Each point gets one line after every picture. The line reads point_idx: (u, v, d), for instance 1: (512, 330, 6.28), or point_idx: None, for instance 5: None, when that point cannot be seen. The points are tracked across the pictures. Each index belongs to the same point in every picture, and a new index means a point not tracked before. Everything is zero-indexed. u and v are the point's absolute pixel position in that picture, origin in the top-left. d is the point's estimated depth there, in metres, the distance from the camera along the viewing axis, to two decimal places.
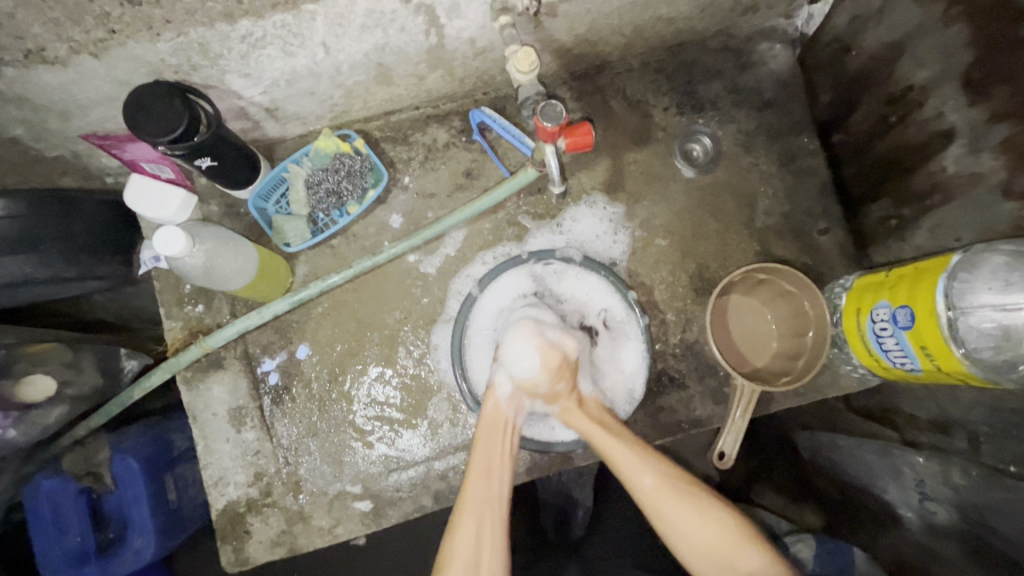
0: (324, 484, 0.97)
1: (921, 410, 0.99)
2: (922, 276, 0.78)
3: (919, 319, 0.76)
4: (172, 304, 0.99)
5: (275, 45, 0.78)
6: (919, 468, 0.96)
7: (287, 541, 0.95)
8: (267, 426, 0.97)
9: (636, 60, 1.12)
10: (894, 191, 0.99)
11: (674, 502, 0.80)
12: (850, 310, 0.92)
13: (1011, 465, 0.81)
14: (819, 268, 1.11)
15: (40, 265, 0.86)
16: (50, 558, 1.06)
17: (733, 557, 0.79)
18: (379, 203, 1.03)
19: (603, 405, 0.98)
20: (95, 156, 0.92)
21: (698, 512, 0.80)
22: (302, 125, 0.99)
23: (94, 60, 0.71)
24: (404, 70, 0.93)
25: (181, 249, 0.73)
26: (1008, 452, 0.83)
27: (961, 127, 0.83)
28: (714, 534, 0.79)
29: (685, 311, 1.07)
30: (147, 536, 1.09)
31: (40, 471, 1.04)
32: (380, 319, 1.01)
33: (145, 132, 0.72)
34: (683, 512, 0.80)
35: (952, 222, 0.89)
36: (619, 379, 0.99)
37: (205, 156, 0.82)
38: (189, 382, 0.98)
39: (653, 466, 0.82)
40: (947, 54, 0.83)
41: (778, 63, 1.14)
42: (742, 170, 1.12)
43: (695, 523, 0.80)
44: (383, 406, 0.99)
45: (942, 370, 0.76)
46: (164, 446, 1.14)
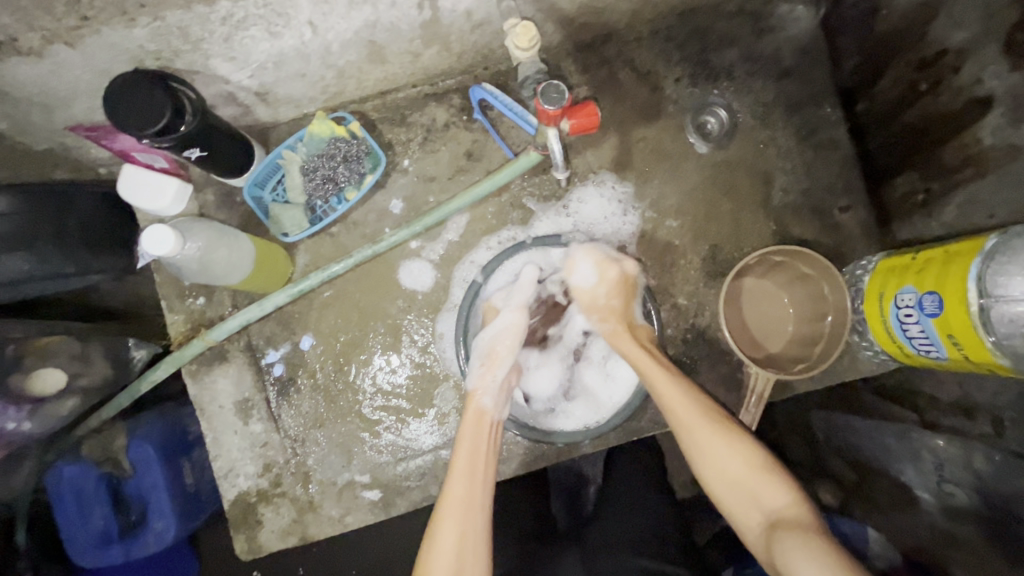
0: (333, 474, 0.97)
1: (943, 392, 0.97)
2: (953, 261, 0.73)
3: (949, 306, 0.72)
4: (173, 297, 0.97)
5: (258, 26, 0.73)
6: (938, 451, 0.94)
7: (298, 530, 0.96)
8: (273, 418, 0.97)
9: (646, 27, 1.05)
10: (924, 163, 0.93)
11: (698, 427, 0.83)
12: (873, 294, 0.87)
13: None
14: (838, 248, 1.06)
15: (39, 263, 0.84)
16: (76, 541, 1.08)
17: (710, 440, 0.82)
18: (378, 188, 0.99)
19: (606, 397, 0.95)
20: (85, 149, 0.90)
21: (674, 383, 0.85)
22: (295, 108, 0.95)
23: (70, 49, 0.68)
24: (398, 47, 0.87)
25: (169, 249, 0.70)
26: None
27: (1002, 93, 0.78)
28: (698, 413, 0.83)
29: (697, 294, 1.03)
30: (167, 518, 1.10)
31: (59, 459, 1.07)
32: (383, 308, 0.99)
33: (126, 125, 0.68)
34: (662, 376, 0.85)
35: (986, 198, 0.84)
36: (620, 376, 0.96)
37: (194, 147, 0.78)
38: (194, 376, 0.97)
39: (689, 394, 0.84)
40: (988, 14, 0.78)
41: (800, 27, 1.06)
42: (759, 143, 1.06)
43: (725, 452, 0.81)
44: (389, 396, 0.98)
45: (971, 360, 0.72)
46: (178, 432, 1.15)
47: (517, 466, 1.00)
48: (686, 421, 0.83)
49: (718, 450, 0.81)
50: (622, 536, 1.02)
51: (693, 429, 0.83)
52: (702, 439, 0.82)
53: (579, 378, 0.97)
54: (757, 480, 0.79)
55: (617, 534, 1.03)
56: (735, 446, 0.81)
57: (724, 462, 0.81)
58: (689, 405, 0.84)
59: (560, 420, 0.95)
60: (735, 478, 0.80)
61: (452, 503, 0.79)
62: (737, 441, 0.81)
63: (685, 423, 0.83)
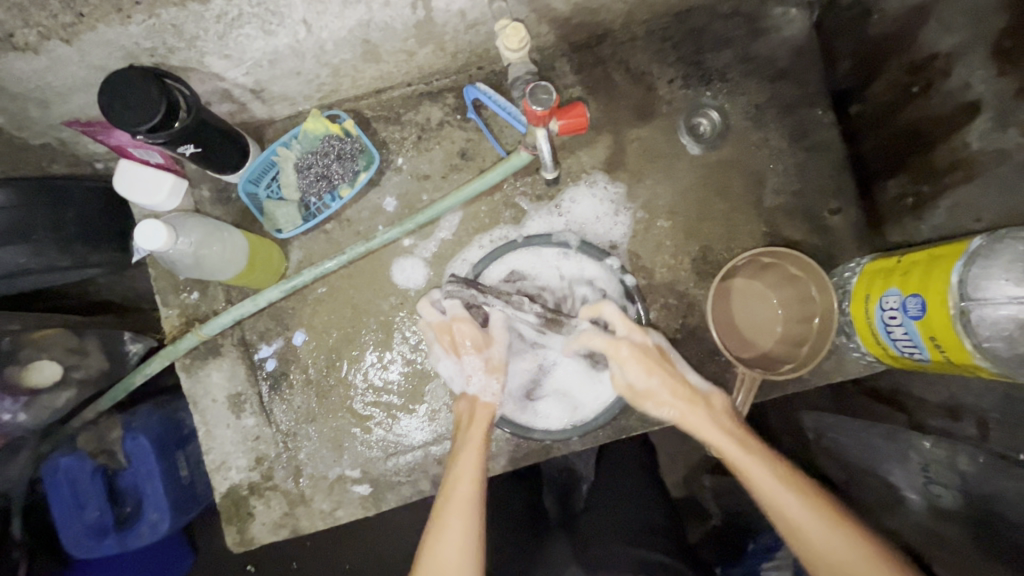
0: (324, 468, 0.98)
1: (930, 394, 0.97)
2: (936, 264, 0.73)
3: (931, 308, 0.72)
4: (167, 291, 0.98)
5: (253, 25, 0.74)
6: (925, 452, 0.95)
7: (289, 522, 0.96)
8: (266, 412, 0.98)
9: (640, 28, 1.05)
10: (914, 167, 0.94)
11: (797, 513, 0.78)
12: (859, 295, 0.88)
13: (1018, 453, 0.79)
14: (829, 250, 1.07)
15: (34, 256, 0.86)
16: (71, 532, 1.08)
17: (804, 527, 0.77)
18: (372, 185, 1.00)
19: (580, 403, 0.96)
20: (81, 143, 0.91)
21: (762, 462, 0.82)
22: (291, 105, 0.96)
23: (66, 45, 0.68)
24: (393, 46, 0.88)
25: (163, 245, 0.71)
26: (1019, 439, 0.80)
27: (988, 98, 0.79)
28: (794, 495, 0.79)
29: (688, 295, 1.04)
30: (162, 510, 1.11)
31: (55, 450, 1.08)
32: (376, 305, 1.00)
33: (121, 120, 0.69)
34: (748, 460, 0.82)
35: (973, 201, 0.85)
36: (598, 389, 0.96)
37: (188, 143, 0.79)
38: (188, 369, 0.97)
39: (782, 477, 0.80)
40: (979, 19, 0.78)
41: (793, 30, 1.07)
42: (751, 145, 1.07)
43: (827, 538, 0.76)
44: (380, 392, 0.99)
45: (952, 362, 0.73)
46: (173, 425, 1.16)
47: (507, 462, 1.01)
48: (781, 504, 0.79)
49: (816, 537, 0.76)
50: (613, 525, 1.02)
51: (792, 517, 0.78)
52: (801, 524, 0.77)
53: (553, 380, 0.97)
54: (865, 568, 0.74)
55: (608, 525, 1.03)
56: (836, 531, 0.76)
57: (827, 550, 0.76)
58: (780, 487, 0.80)
59: (532, 416, 0.96)
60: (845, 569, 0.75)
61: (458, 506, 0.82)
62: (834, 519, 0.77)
63: (777, 509, 0.79)
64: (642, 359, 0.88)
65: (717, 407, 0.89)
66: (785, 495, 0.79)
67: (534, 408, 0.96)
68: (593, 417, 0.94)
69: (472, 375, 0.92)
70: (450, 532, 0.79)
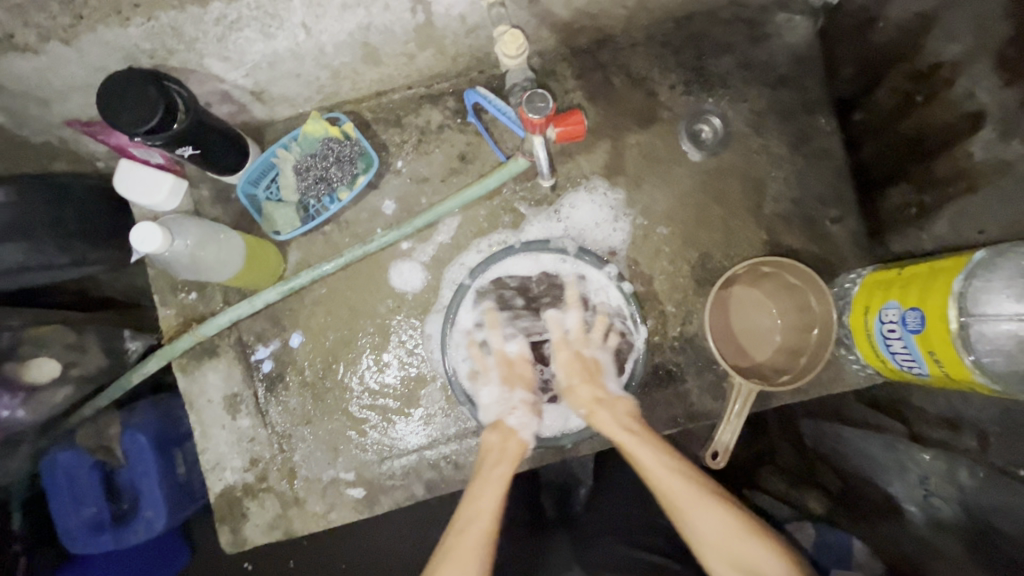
0: (318, 471, 0.97)
1: (929, 404, 0.96)
2: (936, 278, 0.73)
3: (930, 323, 0.71)
4: (165, 291, 0.98)
5: (252, 27, 0.74)
6: (924, 465, 0.94)
7: (282, 524, 0.97)
8: (261, 413, 0.98)
9: (642, 33, 1.05)
10: (917, 177, 0.93)
11: (686, 500, 0.79)
12: (859, 306, 0.87)
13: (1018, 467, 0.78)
14: (829, 259, 1.06)
15: (33, 253, 0.85)
16: (68, 526, 1.10)
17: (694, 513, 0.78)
18: (371, 188, 1.00)
19: None
20: (82, 142, 0.91)
21: (656, 450, 0.84)
22: (291, 107, 0.96)
23: (65, 46, 0.69)
24: (393, 49, 0.88)
25: (158, 246, 0.71)
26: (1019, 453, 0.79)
27: (992, 109, 0.78)
28: (685, 483, 0.80)
29: (686, 302, 1.03)
30: (157, 508, 1.11)
31: (54, 445, 1.09)
32: (373, 308, 1.00)
33: (119, 121, 0.69)
34: (642, 448, 0.84)
35: (975, 213, 0.84)
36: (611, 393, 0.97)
37: (186, 145, 0.79)
38: (184, 369, 0.98)
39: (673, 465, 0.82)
40: (982, 26, 0.77)
41: (796, 37, 1.07)
42: (752, 152, 1.06)
43: (715, 525, 0.77)
44: (376, 395, 0.99)
45: (950, 377, 0.72)
46: (171, 422, 1.17)
47: None
48: (670, 491, 0.80)
49: (702, 522, 0.77)
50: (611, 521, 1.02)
51: (680, 503, 0.79)
52: (692, 510, 0.79)
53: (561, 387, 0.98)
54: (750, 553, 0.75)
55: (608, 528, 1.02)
56: (724, 516, 0.77)
57: (714, 536, 0.76)
58: (669, 474, 0.81)
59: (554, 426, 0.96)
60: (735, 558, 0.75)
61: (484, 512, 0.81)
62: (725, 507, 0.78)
63: (668, 495, 0.80)
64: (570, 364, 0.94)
65: (619, 405, 0.91)
66: (676, 483, 0.81)
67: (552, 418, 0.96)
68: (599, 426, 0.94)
69: (516, 409, 0.92)
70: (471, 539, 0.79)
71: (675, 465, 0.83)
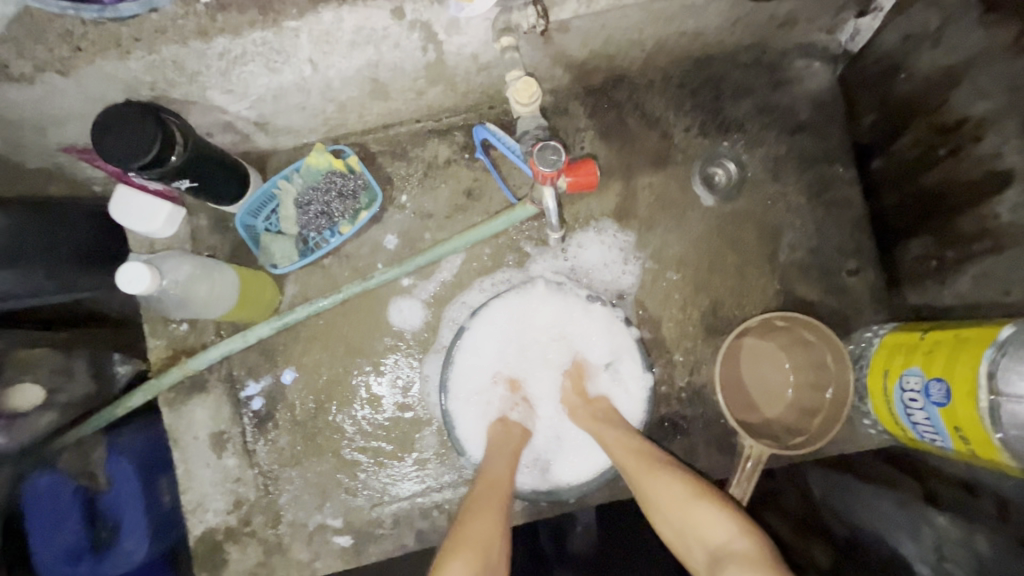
0: (305, 516, 0.93)
1: (947, 466, 0.93)
2: (962, 349, 0.69)
3: (957, 396, 0.67)
4: (156, 321, 0.95)
5: (257, 62, 0.72)
6: (938, 528, 0.89)
7: (264, 572, 0.92)
8: (248, 452, 0.94)
9: (658, 74, 1.03)
10: (940, 234, 0.90)
11: (640, 470, 0.79)
12: (878, 370, 0.83)
13: None
14: (845, 311, 1.02)
15: (21, 282, 0.81)
16: (41, 553, 0.93)
17: (650, 482, 0.78)
18: (374, 222, 0.97)
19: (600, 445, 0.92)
20: (79, 167, 0.89)
21: (618, 431, 0.86)
22: (295, 137, 0.94)
23: (62, 77, 0.66)
24: (402, 85, 0.86)
25: (148, 287, 0.68)
26: None
27: (1022, 172, 0.75)
28: (642, 458, 0.81)
29: (694, 351, 0.99)
30: (139, 536, 0.98)
31: (37, 470, 0.94)
32: (370, 346, 0.96)
33: (113, 156, 0.66)
34: (606, 429, 0.86)
35: (1002, 276, 0.81)
36: None
37: (184, 178, 0.76)
38: (171, 404, 0.94)
39: (634, 444, 0.83)
40: (1014, 88, 0.74)
41: (815, 82, 1.04)
42: (767, 198, 1.03)
43: (668, 493, 0.75)
44: (370, 437, 0.95)
45: (978, 456, 0.67)
46: (160, 445, 1.08)
47: None
48: (628, 463, 0.81)
49: (657, 490, 0.76)
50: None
51: (635, 471, 0.79)
52: (647, 482, 0.78)
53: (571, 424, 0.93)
54: (701, 518, 0.72)
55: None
56: (677, 483, 0.76)
57: (669, 502, 0.75)
58: (628, 451, 0.82)
59: (561, 467, 0.92)
60: (692, 529, 0.72)
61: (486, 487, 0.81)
62: (681, 476, 0.77)
63: (628, 469, 0.80)
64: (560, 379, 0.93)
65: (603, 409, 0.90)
66: (634, 458, 0.81)
67: (558, 457, 0.92)
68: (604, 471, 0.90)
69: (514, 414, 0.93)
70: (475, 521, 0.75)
71: (638, 444, 0.83)
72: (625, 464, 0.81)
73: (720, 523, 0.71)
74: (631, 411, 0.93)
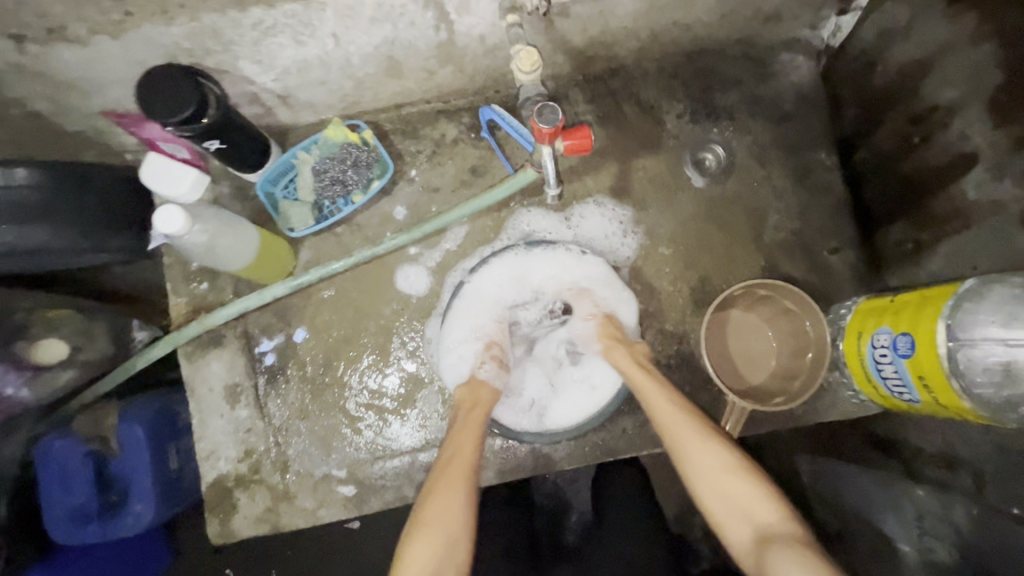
0: (310, 467, 0.98)
1: (927, 442, 0.97)
2: (926, 305, 0.74)
3: (920, 347, 0.73)
4: (177, 280, 1.01)
5: (286, 34, 0.79)
6: (919, 501, 0.94)
7: (271, 518, 0.97)
8: (260, 405, 0.99)
9: (652, 65, 1.10)
10: (917, 216, 0.96)
11: (690, 439, 0.83)
12: (852, 332, 0.88)
13: (1013, 506, 0.80)
14: (826, 288, 1.08)
15: (56, 236, 0.90)
16: (54, 515, 1.08)
17: (699, 452, 0.82)
18: (384, 194, 1.04)
19: (596, 387, 0.98)
20: (114, 134, 0.96)
21: (667, 395, 0.88)
22: (314, 113, 1.01)
23: (111, 40, 0.74)
24: (415, 64, 0.94)
25: (181, 228, 0.75)
26: (1013, 494, 0.80)
27: (986, 151, 0.81)
28: (693, 427, 0.84)
29: (683, 322, 1.05)
30: (147, 501, 1.11)
31: (50, 432, 1.08)
32: (378, 309, 1.02)
33: (154, 112, 0.74)
34: (653, 390, 0.88)
35: (969, 250, 0.87)
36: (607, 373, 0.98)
37: (214, 139, 0.84)
38: (189, 357, 1.00)
39: (682, 410, 0.86)
40: (977, 74, 0.81)
41: (799, 75, 1.12)
42: (754, 182, 1.10)
43: (717, 467, 0.81)
44: (376, 395, 1.01)
45: (939, 402, 0.73)
46: (169, 418, 1.19)
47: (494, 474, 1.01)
48: (680, 431, 0.84)
49: (706, 463, 0.81)
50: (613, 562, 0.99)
51: (682, 441, 0.83)
52: (696, 453, 0.82)
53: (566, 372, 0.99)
54: (743, 494, 0.79)
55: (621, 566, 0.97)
56: (727, 458, 0.81)
57: (717, 477, 0.80)
58: (678, 417, 0.85)
59: (555, 413, 0.97)
60: (732, 501, 0.79)
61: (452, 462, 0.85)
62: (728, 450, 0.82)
63: (676, 435, 0.84)
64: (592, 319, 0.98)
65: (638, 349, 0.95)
66: (684, 426, 0.84)
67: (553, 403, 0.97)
68: (596, 414, 0.95)
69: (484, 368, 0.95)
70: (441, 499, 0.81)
71: (685, 410, 0.86)
72: (671, 429, 0.85)
73: (760, 503, 0.78)
74: None
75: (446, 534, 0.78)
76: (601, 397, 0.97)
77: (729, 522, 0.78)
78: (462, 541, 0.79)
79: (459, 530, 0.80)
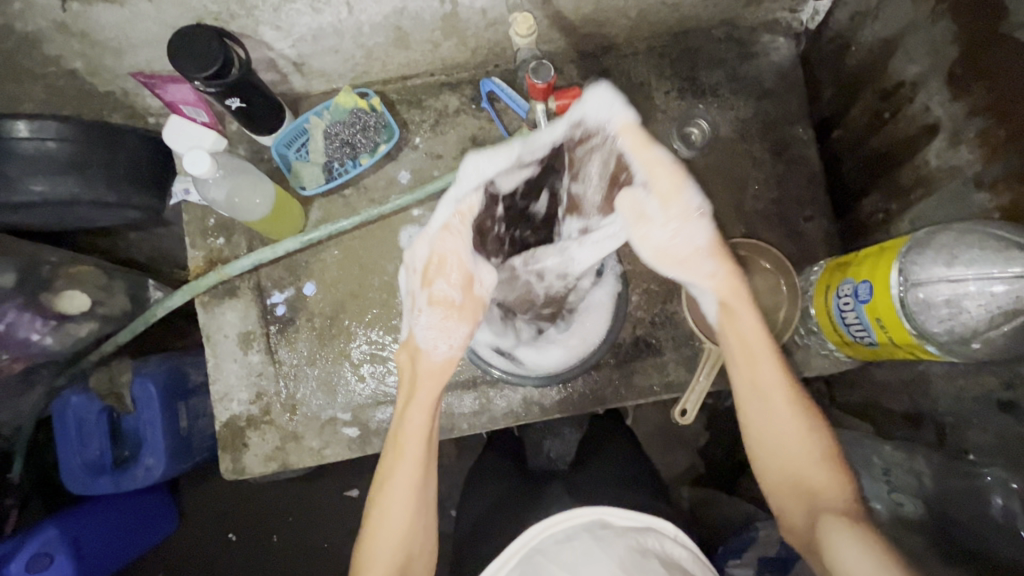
0: (317, 410, 1.05)
1: (897, 405, 1.03)
2: (883, 254, 0.82)
3: (878, 292, 0.80)
4: (196, 235, 1.09)
5: (303, 1, 0.87)
6: (886, 456, 1.00)
7: (280, 456, 1.04)
8: (271, 351, 1.06)
9: (642, 44, 1.18)
10: (886, 187, 1.04)
11: (779, 414, 0.78)
12: (821, 287, 0.95)
13: (969, 452, 0.85)
14: (802, 254, 1.16)
15: (85, 187, 0.97)
16: (70, 467, 1.14)
17: (781, 425, 0.78)
18: (390, 159, 1.11)
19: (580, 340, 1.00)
20: (140, 96, 1.03)
21: (775, 365, 0.79)
22: (326, 82, 1.08)
23: (145, 2, 0.81)
24: (421, 36, 1.01)
25: (206, 171, 0.82)
26: (969, 440, 0.86)
27: (945, 121, 0.89)
28: (789, 404, 0.78)
29: (668, 283, 1.12)
30: (158, 456, 1.14)
31: (68, 387, 1.15)
32: (383, 266, 1.10)
33: (185, 68, 0.81)
34: (756, 355, 0.80)
35: (929, 213, 0.94)
36: (591, 325, 1.00)
37: (235, 97, 0.91)
38: (206, 306, 1.07)
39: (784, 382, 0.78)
40: (936, 49, 0.89)
41: (779, 55, 1.19)
42: (736, 154, 1.17)
43: (795, 443, 0.77)
44: (379, 346, 1.07)
45: (895, 341, 0.81)
46: (180, 377, 1.21)
47: (488, 421, 1.09)
48: (770, 401, 0.78)
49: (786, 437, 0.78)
50: (603, 479, 1.04)
51: (766, 414, 0.79)
52: (777, 426, 0.78)
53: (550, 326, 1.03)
54: (813, 474, 0.76)
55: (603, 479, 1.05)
56: (812, 437, 0.77)
57: (792, 452, 0.77)
58: (779, 391, 0.78)
59: (537, 359, 0.99)
60: (797, 476, 0.77)
61: (405, 451, 0.80)
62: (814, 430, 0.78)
63: (765, 408, 0.79)
64: (693, 234, 0.83)
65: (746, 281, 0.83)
66: (779, 399, 0.78)
67: (537, 352, 0.99)
68: (577, 360, 0.97)
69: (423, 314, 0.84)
70: (393, 508, 0.78)
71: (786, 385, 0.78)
72: (764, 398, 0.79)
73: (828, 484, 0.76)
74: (601, 314, 1.01)
75: (406, 534, 0.78)
76: (584, 348, 0.99)
77: (784, 491, 0.78)
78: (420, 541, 0.80)
79: (419, 531, 0.80)
